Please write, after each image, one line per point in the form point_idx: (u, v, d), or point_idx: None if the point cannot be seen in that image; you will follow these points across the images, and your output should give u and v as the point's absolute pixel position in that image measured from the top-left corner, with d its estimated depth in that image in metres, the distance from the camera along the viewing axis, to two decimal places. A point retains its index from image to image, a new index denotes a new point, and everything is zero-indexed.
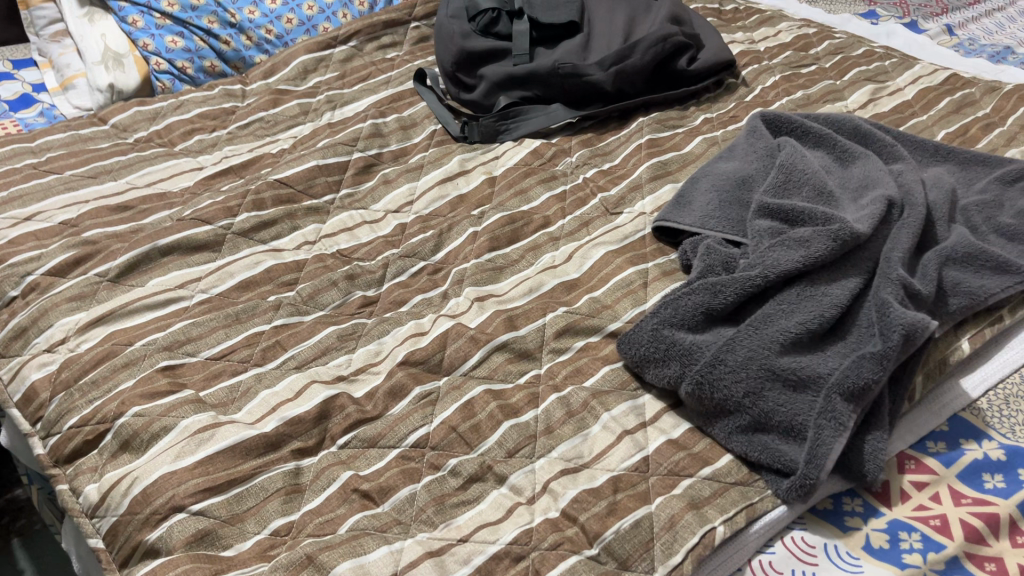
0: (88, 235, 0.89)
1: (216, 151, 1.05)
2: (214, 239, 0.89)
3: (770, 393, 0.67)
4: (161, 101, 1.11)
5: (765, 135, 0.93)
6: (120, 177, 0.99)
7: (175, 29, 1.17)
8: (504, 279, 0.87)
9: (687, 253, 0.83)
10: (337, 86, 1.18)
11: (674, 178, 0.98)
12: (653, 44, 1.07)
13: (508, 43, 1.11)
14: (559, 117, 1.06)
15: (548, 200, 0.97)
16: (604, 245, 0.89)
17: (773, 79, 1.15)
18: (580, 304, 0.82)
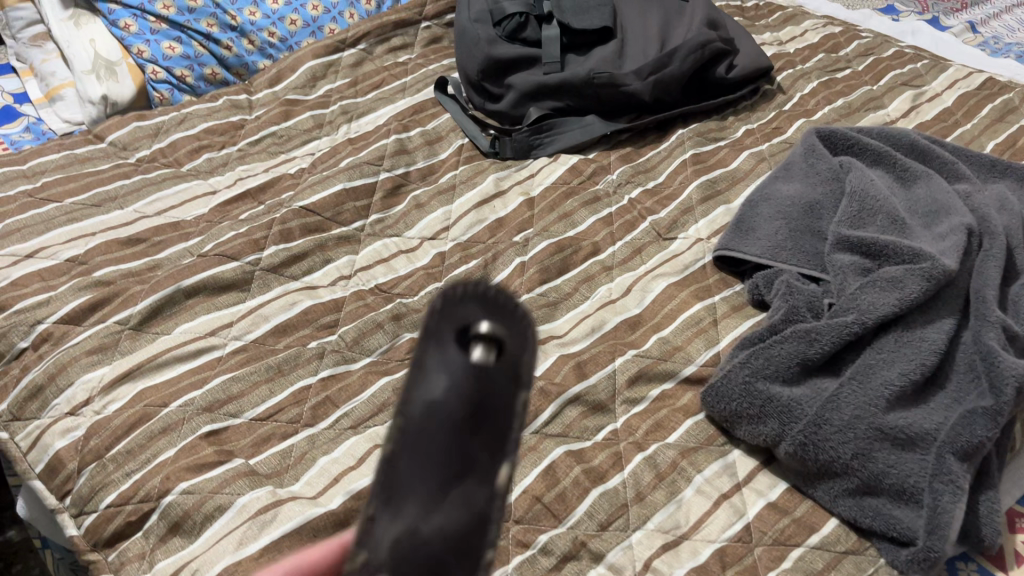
0: (101, 276, 0.81)
1: (228, 171, 0.97)
2: (242, 277, 0.81)
3: (880, 454, 0.62)
4: (162, 115, 1.02)
5: (825, 155, 0.88)
6: (127, 205, 0.90)
7: (172, 33, 1.07)
8: (561, 314, 0.81)
9: (761, 288, 0.78)
10: (350, 94, 1.10)
11: (725, 199, 0.92)
12: (692, 51, 1.02)
13: (537, 50, 1.04)
14: (596, 130, 1.00)
15: (594, 224, 0.91)
16: (664, 277, 0.83)
17: (812, 86, 1.10)
18: (649, 346, 0.76)
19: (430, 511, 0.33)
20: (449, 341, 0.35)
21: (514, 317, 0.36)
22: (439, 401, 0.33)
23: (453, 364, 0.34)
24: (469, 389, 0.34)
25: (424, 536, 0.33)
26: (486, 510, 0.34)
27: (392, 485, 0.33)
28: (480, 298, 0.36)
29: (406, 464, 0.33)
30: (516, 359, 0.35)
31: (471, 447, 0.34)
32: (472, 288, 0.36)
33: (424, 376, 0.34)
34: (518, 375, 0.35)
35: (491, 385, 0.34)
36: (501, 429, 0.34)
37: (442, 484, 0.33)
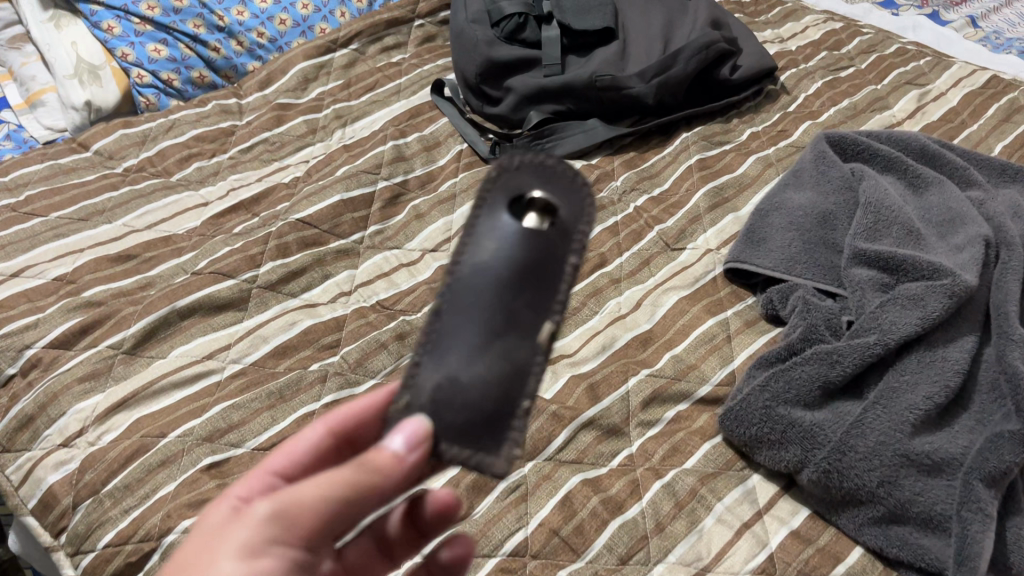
0: (91, 296, 0.78)
1: (220, 180, 0.94)
2: (238, 296, 0.78)
3: (906, 480, 0.61)
4: (149, 121, 0.98)
5: (836, 162, 0.86)
6: (116, 218, 0.87)
7: (157, 35, 1.03)
8: (569, 331, 0.78)
9: (774, 303, 0.76)
10: (343, 97, 1.06)
11: (732, 207, 0.90)
12: (696, 52, 0.99)
13: (537, 51, 1.01)
14: (599, 135, 0.97)
15: (600, 234, 0.88)
16: (675, 290, 0.81)
17: (816, 86, 1.08)
18: (662, 365, 0.74)
19: (472, 362, 0.41)
20: (504, 206, 0.43)
21: (571, 186, 0.44)
22: (491, 259, 0.42)
23: (509, 228, 0.43)
24: (520, 247, 0.42)
25: (471, 359, 0.41)
26: (528, 364, 0.42)
27: (451, 315, 0.42)
28: (534, 166, 0.44)
29: (463, 300, 0.42)
30: (568, 223, 0.43)
31: (515, 301, 0.42)
32: (528, 158, 0.44)
33: (479, 238, 0.43)
34: (574, 237, 0.43)
35: (539, 246, 0.42)
36: (549, 290, 0.42)
37: (487, 338, 0.41)
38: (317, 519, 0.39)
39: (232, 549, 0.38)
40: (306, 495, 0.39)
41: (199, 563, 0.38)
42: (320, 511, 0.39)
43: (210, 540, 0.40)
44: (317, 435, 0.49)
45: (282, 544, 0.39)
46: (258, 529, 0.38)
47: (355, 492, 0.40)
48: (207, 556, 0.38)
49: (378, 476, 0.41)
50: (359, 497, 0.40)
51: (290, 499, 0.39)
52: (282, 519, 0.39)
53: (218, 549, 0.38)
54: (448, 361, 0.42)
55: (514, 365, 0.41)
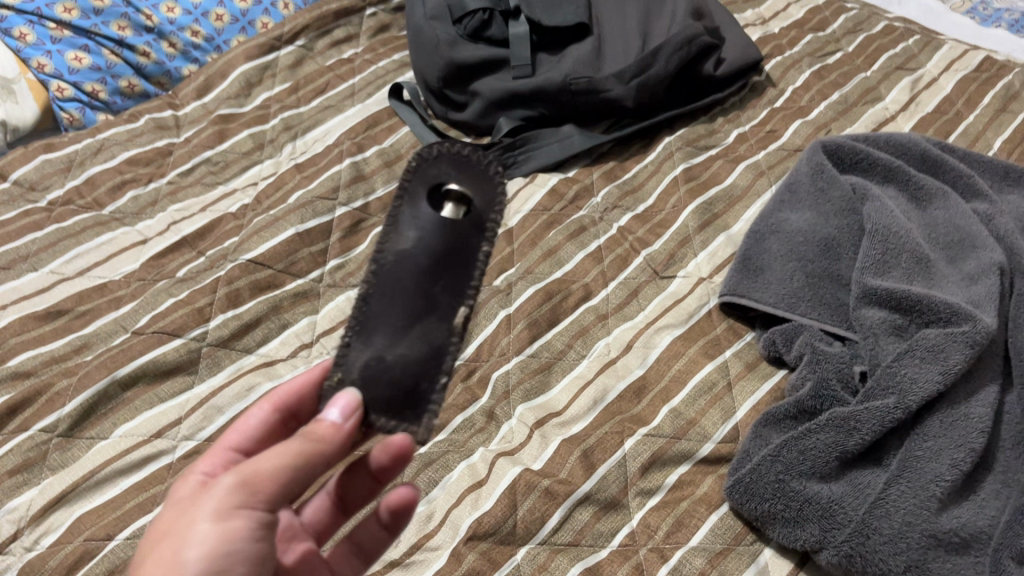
0: (16, 365, 0.69)
1: (158, 211, 0.84)
2: (186, 358, 0.70)
3: (934, 564, 0.56)
4: (74, 143, 0.88)
5: (835, 177, 0.80)
6: (42, 265, 0.77)
7: (77, 41, 0.91)
8: (557, 381, 0.72)
9: (777, 345, 0.70)
10: (291, 102, 0.97)
11: (723, 225, 0.84)
12: (678, 48, 0.91)
13: (504, 50, 0.92)
14: (575, 144, 0.90)
15: (583, 261, 0.81)
16: (668, 329, 0.74)
17: (804, 76, 1.01)
18: (660, 421, 0.68)
19: (397, 339, 0.48)
20: (425, 197, 0.50)
21: (483, 176, 0.51)
22: (413, 247, 0.49)
23: (429, 218, 0.49)
24: (438, 233, 0.49)
25: (395, 336, 0.48)
26: (443, 342, 0.49)
27: (377, 293, 0.49)
28: (450, 158, 0.51)
29: (388, 279, 0.49)
30: (482, 212, 0.50)
31: (434, 286, 0.49)
32: (445, 152, 0.51)
33: (402, 226, 0.49)
34: (485, 226, 0.51)
35: (455, 236, 0.50)
36: (463, 275, 0.50)
37: (409, 320, 0.49)
38: (276, 485, 0.44)
39: (204, 515, 0.43)
40: (265, 466, 0.44)
41: (174, 531, 0.43)
42: (276, 478, 0.44)
43: (183, 509, 0.44)
44: (264, 412, 0.54)
45: (249, 509, 0.44)
46: (225, 497, 0.43)
47: (304, 462, 0.45)
48: (181, 524, 0.43)
49: (322, 445, 0.46)
50: (307, 465, 0.46)
51: (251, 470, 0.44)
52: (246, 488, 0.44)
53: (192, 516, 0.43)
54: (376, 335, 0.49)
55: (431, 342, 0.49)
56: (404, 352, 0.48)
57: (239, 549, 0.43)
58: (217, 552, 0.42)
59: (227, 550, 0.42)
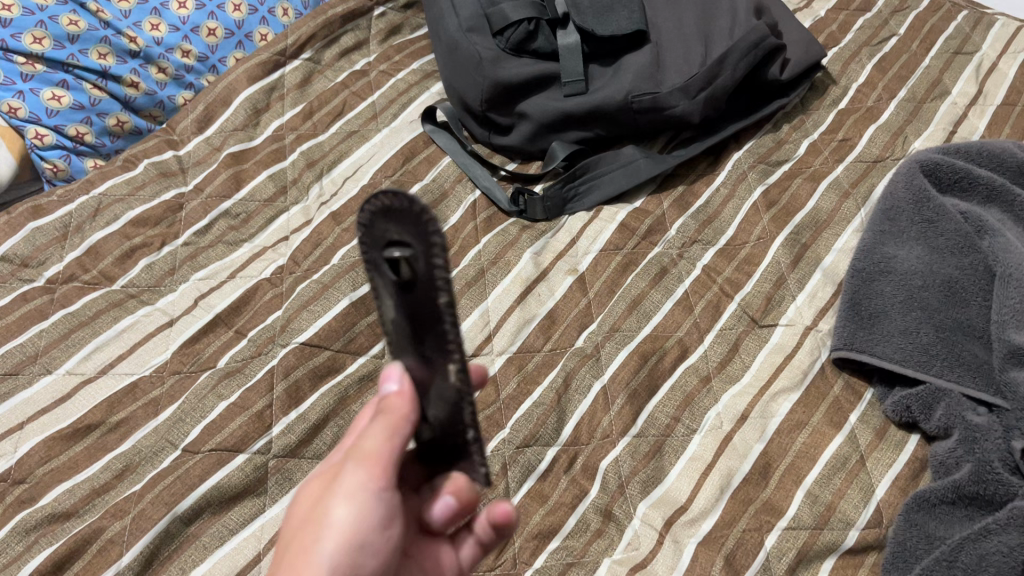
0: (51, 505, 0.58)
1: (179, 281, 0.73)
2: (253, 478, 0.61)
3: None
4: (65, 203, 0.75)
5: (941, 205, 0.73)
6: (56, 365, 0.66)
7: (53, 76, 0.78)
8: (673, 464, 0.64)
9: (912, 410, 0.64)
10: (307, 130, 0.85)
11: (815, 258, 0.76)
12: (745, 54, 0.81)
13: (553, 65, 0.82)
14: (641, 170, 0.80)
15: (672, 312, 0.73)
16: (784, 394, 0.68)
17: (865, 71, 0.93)
18: (797, 510, 0.61)
19: (426, 396, 0.41)
20: (380, 263, 0.38)
21: (414, 222, 0.35)
22: (396, 318, 0.39)
23: (391, 284, 0.38)
24: (407, 306, 0.37)
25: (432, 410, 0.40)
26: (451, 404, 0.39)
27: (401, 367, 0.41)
28: (389, 212, 0.37)
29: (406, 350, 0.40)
30: (425, 276, 0.35)
31: (424, 349, 0.38)
32: (372, 206, 0.37)
33: (383, 290, 0.39)
34: (433, 285, 0.35)
35: (421, 304, 0.36)
36: (438, 331, 0.36)
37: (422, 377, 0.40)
38: (388, 462, 0.40)
39: (336, 496, 0.40)
40: (372, 441, 0.40)
41: (305, 521, 0.40)
42: (380, 461, 0.40)
43: (314, 494, 0.41)
44: None
45: (372, 489, 0.40)
46: (350, 485, 0.40)
47: (394, 444, 0.40)
48: (313, 512, 0.40)
49: (403, 429, 0.40)
50: (402, 439, 0.41)
51: (360, 451, 0.41)
52: (363, 467, 0.40)
53: (325, 497, 0.40)
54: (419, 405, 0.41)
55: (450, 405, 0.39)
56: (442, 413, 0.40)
57: (371, 539, 0.40)
58: (358, 540, 0.39)
59: (357, 538, 0.39)
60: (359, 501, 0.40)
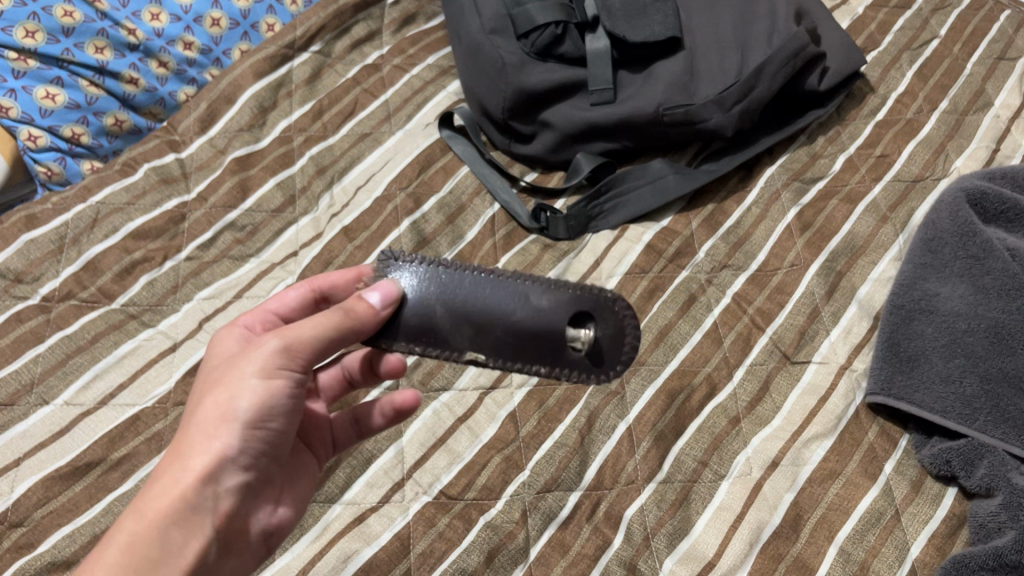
0: (51, 553, 0.55)
1: (182, 299, 0.69)
2: None
3: None
4: (61, 212, 0.70)
5: (989, 241, 0.69)
6: (53, 395, 0.62)
7: (47, 72, 0.73)
8: (700, 514, 0.62)
9: (953, 465, 0.62)
10: (317, 131, 0.80)
11: (850, 289, 0.72)
12: (784, 64, 0.75)
13: (581, 71, 0.77)
14: (670, 187, 0.76)
15: (700, 344, 0.70)
16: (816, 439, 0.65)
17: (905, 79, 0.88)
18: (829, 569, 0.59)
19: (453, 322, 0.44)
20: (569, 303, 0.45)
21: (619, 344, 0.46)
22: (509, 305, 0.44)
23: (554, 315, 0.45)
24: (533, 320, 0.44)
25: (514, 354, 0.44)
26: (449, 346, 0.44)
27: (573, 313, 0.45)
28: (604, 307, 0.46)
29: (555, 293, 0.45)
30: (564, 351, 0.45)
31: (492, 329, 0.44)
32: (622, 312, 0.46)
33: (530, 286, 0.45)
34: (572, 370, 0.45)
35: (528, 343, 0.44)
36: (524, 357, 0.44)
37: (461, 323, 0.44)
38: (311, 352, 0.43)
39: (249, 374, 0.42)
40: (305, 334, 0.42)
41: (215, 390, 0.42)
42: (313, 349, 0.43)
43: (220, 370, 0.43)
44: (303, 295, 0.51)
45: (289, 372, 0.43)
46: (260, 365, 0.42)
47: (343, 336, 0.42)
48: (224, 378, 0.42)
49: (359, 323, 0.42)
50: (340, 340, 0.43)
51: (290, 336, 0.42)
52: (287, 354, 0.42)
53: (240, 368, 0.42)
54: (570, 353, 0.45)
55: (430, 340, 0.44)
56: (476, 358, 0.44)
57: (283, 403, 0.43)
58: (269, 406, 0.42)
59: (271, 407, 0.42)
60: (266, 380, 0.42)
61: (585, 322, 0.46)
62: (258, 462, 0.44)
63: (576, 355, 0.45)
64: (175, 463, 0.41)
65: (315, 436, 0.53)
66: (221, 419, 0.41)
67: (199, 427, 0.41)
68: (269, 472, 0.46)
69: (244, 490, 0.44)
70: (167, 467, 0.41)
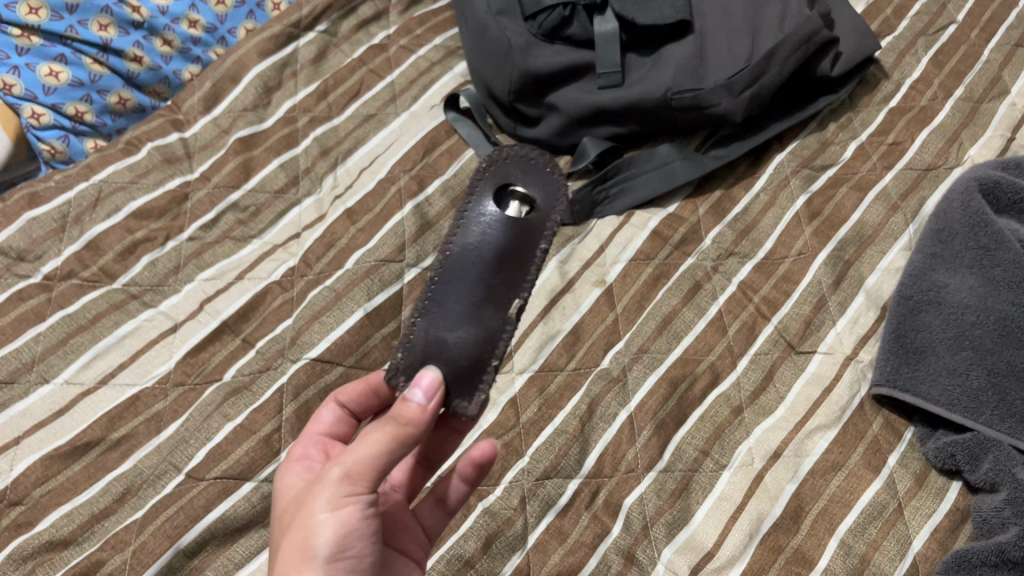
0: (49, 532, 0.55)
1: (184, 280, 0.68)
2: (260, 508, 0.58)
3: None
4: (63, 190, 0.70)
5: (1000, 231, 0.68)
6: (53, 374, 0.62)
7: (50, 49, 0.72)
8: (700, 504, 0.61)
9: (957, 459, 0.61)
10: (322, 112, 0.79)
11: (858, 278, 0.71)
12: (795, 49, 0.74)
13: (588, 53, 0.77)
14: (677, 173, 0.76)
15: (704, 332, 0.69)
16: (820, 431, 0.64)
17: (919, 65, 0.86)
18: (829, 562, 0.58)
19: (470, 318, 0.48)
20: (492, 196, 0.50)
21: (546, 178, 0.52)
22: (477, 243, 0.49)
23: (503, 218, 0.50)
24: (504, 236, 0.49)
25: (518, 271, 0.50)
26: (500, 330, 0.49)
27: (495, 195, 0.51)
28: (517, 160, 0.51)
29: (480, 203, 0.50)
30: (540, 221, 0.51)
31: (494, 279, 0.49)
32: (512, 153, 0.51)
33: (469, 222, 0.50)
34: (546, 226, 0.51)
35: (519, 256, 0.50)
36: (523, 268, 0.50)
37: (471, 306, 0.48)
38: (376, 471, 0.42)
39: (320, 508, 0.42)
40: (364, 453, 0.42)
41: (292, 530, 0.42)
42: (377, 468, 0.42)
43: (295, 511, 0.44)
44: (334, 411, 0.54)
45: (359, 496, 0.42)
46: (324, 497, 0.42)
47: (400, 446, 0.43)
48: (300, 517, 0.42)
49: (413, 427, 0.43)
50: (400, 451, 0.43)
51: (349, 460, 0.42)
52: (351, 477, 0.42)
53: (308, 505, 0.42)
54: (531, 219, 0.50)
55: (484, 344, 0.48)
56: (517, 305, 0.49)
57: (359, 527, 0.42)
58: (344, 533, 0.42)
59: (349, 537, 0.42)
60: (336, 510, 0.42)
61: (508, 192, 0.51)
62: None
63: (534, 218, 0.51)
64: None
65: (407, 539, 0.53)
66: (302, 560, 0.41)
67: (284, 571, 0.41)
68: None
69: None
70: None
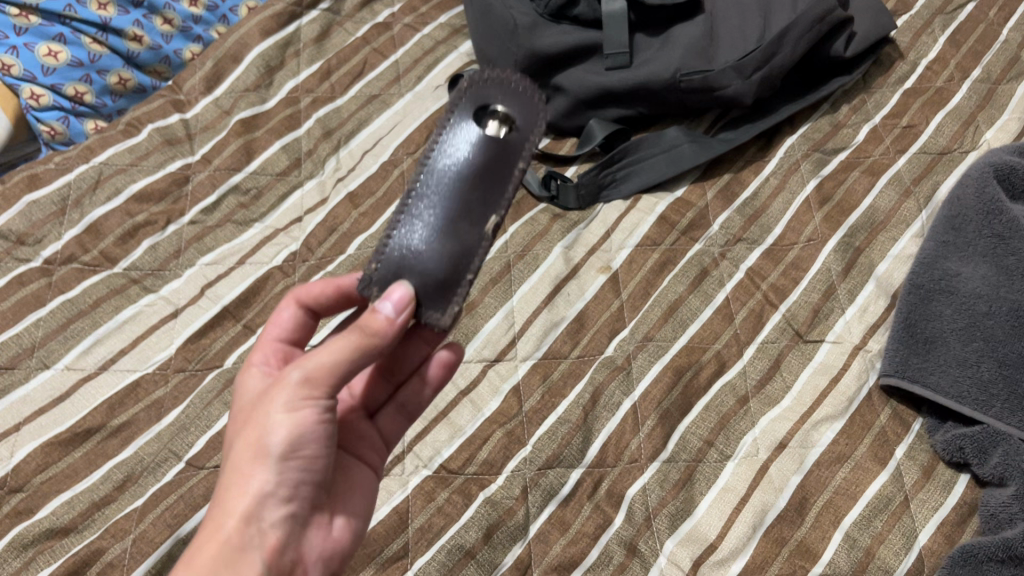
0: (50, 519, 0.55)
1: (184, 265, 0.68)
2: None
3: None
4: (63, 173, 0.69)
5: (1016, 219, 0.66)
6: (54, 359, 0.62)
7: (49, 29, 0.71)
8: (704, 495, 0.61)
9: (965, 452, 0.60)
10: (325, 92, 0.78)
11: (868, 265, 0.70)
12: (809, 29, 0.72)
13: (595, 32, 0.75)
14: (685, 156, 0.74)
15: (711, 320, 0.68)
16: (826, 422, 0.63)
17: (936, 45, 0.84)
18: (833, 555, 0.58)
19: (442, 234, 0.45)
20: (468, 117, 0.46)
21: (526, 99, 0.46)
22: (450, 163, 0.45)
23: (479, 138, 0.45)
24: (480, 154, 0.45)
25: (493, 191, 0.46)
26: (475, 247, 0.45)
27: (472, 113, 0.46)
28: (498, 82, 0.46)
29: (457, 124, 0.46)
30: (519, 142, 0.46)
31: (467, 195, 0.45)
32: (491, 74, 0.46)
33: (444, 142, 0.46)
34: (524, 147, 0.46)
35: (495, 175, 0.46)
36: (500, 185, 0.46)
37: (444, 223, 0.45)
38: (337, 378, 0.42)
39: (277, 408, 0.42)
40: (324, 361, 0.42)
41: (247, 428, 0.42)
42: (337, 376, 0.42)
43: (249, 412, 0.44)
44: (292, 310, 0.51)
45: (320, 400, 0.42)
46: (281, 401, 0.42)
47: (363, 354, 0.42)
48: (256, 417, 0.43)
49: (378, 339, 0.42)
50: (361, 360, 0.42)
51: (309, 365, 0.42)
52: (311, 382, 0.42)
53: (266, 405, 0.43)
54: (509, 139, 0.46)
55: (456, 265, 0.45)
56: (494, 223, 0.46)
57: (315, 431, 0.43)
58: (299, 437, 0.42)
59: (303, 437, 0.42)
60: (292, 413, 0.42)
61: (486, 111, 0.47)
62: (304, 492, 0.44)
63: (513, 138, 0.46)
64: (217, 510, 0.41)
65: (363, 446, 0.52)
66: (256, 457, 0.41)
67: (235, 464, 0.42)
68: (319, 496, 0.46)
69: (294, 520, 0.43)
70: (212, 513, 0.41)
